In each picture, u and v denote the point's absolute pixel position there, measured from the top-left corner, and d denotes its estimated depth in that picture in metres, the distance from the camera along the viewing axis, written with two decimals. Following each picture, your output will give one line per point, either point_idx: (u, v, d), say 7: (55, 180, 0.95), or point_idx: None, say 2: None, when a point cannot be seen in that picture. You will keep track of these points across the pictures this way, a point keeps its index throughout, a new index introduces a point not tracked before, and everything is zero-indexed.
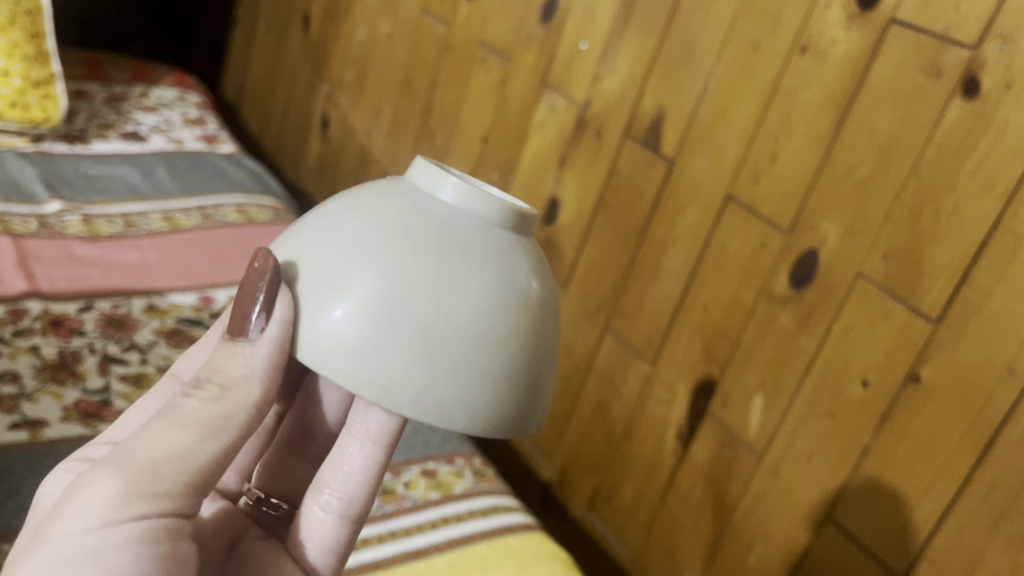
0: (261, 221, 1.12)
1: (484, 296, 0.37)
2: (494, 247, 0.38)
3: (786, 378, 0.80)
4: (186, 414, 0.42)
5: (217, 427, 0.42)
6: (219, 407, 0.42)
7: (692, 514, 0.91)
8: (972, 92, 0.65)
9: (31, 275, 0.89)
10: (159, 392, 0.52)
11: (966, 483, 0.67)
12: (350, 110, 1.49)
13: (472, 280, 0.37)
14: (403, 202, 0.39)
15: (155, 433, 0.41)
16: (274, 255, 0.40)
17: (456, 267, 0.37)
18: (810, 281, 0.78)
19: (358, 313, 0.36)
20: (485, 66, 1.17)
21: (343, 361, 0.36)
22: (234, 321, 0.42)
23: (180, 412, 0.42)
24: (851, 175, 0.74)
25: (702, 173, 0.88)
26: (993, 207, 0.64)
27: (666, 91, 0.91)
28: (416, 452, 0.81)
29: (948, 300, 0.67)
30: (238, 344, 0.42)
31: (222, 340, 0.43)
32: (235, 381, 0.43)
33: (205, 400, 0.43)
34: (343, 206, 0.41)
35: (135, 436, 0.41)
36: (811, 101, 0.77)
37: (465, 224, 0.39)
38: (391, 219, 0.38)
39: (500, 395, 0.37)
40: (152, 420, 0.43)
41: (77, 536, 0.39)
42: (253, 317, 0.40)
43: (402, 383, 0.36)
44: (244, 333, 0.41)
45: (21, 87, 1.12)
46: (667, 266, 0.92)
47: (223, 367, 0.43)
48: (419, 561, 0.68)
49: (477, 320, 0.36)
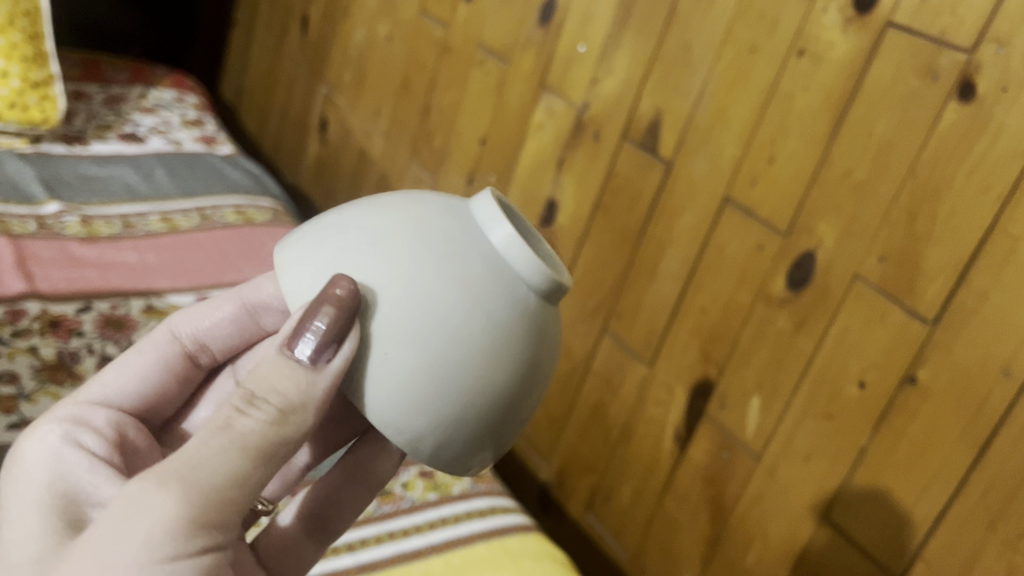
0: (260, 222, 1.12)
1: (515, 359, 0.40)
2: (540, 323, 0.42)
3: (783, 380, 0.81)
4: (242, 436, 0.40)
5: (270, 454, 0.40)
6: (275, 431, 0.40)
7: (689, 515, 0.92)
8: (968, 95, 0.66)
9: (30, 275, 0.89)
10: (155, 349, 0.53)
11: (963, 485, 0.67)
12: (348, 111, 1.49)
13: (518, 361, 0.41)
14: (477, 258, 0.40)
15: (207, 454, 0.39)
16: (354, 283, 0.39)
17: (508, 347, 0.40)
18: (807, 283, 0.78)
19: (401, 353, 0.39)
20: (484, 68, 1.18)
21: (391, 412, 0.39)
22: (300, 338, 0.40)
23: (237, 434, 0.40)
24: (848, 177, 0.74)
25: (699, 176, 0.88)
26: (989, 210, 0.65)
27: (664, 93, 0.91)
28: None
29: (945, 302, 0.68)
30: (302, 368, 0.40)
31: (279, 357, 0.41)
32: (295, 405, 0.40)
33: (264, 422, 0.40)
34: (402, 213, 0.42)
35: (188, 459, 0.39)
36: (808, 103, 0.77)
37: (524, 296, 0.41)
38: (466, 281, 0.39)
39: (496, 443, 0.43)
40: (199, 437, 0.40)
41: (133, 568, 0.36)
42: (320, 347, 0.39)
43: (417, 419, 0.39)
44: (310, 357, 0.40)
45: (20, 88, 1.13)
46: (664, 268, 0.92)
47: (281, 388, 0.40)
48: (417, 562, 0.68)
49: (509, 395, 0.41)
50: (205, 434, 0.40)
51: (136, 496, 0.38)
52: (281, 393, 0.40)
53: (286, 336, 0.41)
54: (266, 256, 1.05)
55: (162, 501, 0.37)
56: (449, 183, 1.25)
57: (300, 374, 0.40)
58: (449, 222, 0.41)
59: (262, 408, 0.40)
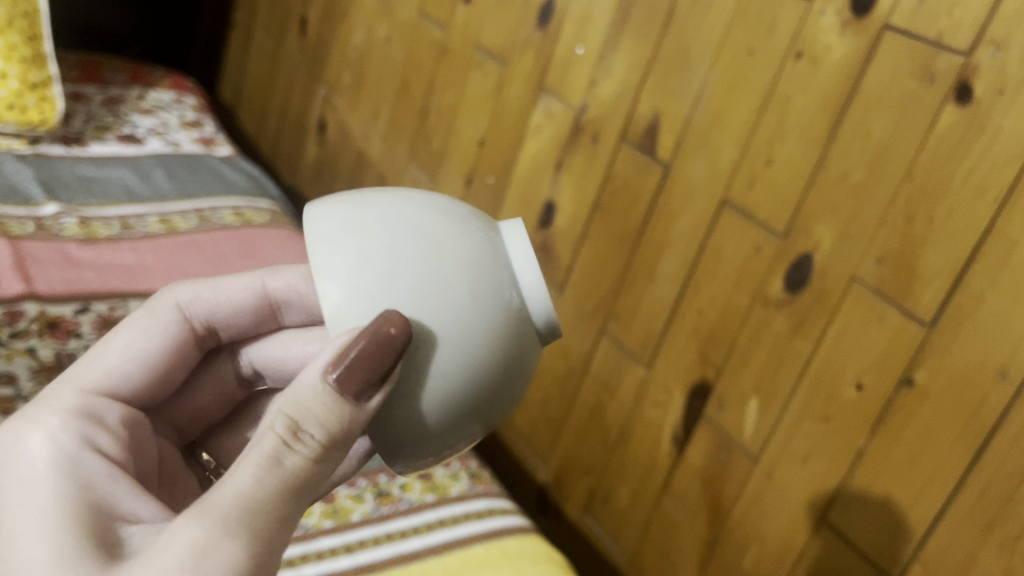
0: (258, 223, 1.12)
1: (506, 394, 0.44)
2: (530, 361, 0.46)
3: (781, 382, 0.81)
4: (284, 472, 0.41)
5: (302, 488, 0.42)
6: (315, 467, 0.42)
7: (686, 516, 0.92)
8: (965, 97, 0.66)
9: (28, 277, 0.89)
10: (161, 323, 0.52)
11: (960, 487, 0.67)
12: (347, 113, 1.49)
13: (508, 395, 0.45)
14: (505, 302, 0.43)
15: (259, 493, 0.40)
16: (408, 324, 0.40)
17: (506, 385, 0.44)
18: (805, 285, 0.78)
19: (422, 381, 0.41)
20: (482, 70, 1.18)
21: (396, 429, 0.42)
22: (349, 378, 0.41)
23: (281, 470, 0.41)
24: (846, 179, 0.75)
25: (697, 178, 0.88)
26: (986, 212, 0.65)
27: (661, 95, 0.92)
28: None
29: (942, 304, 0.68)
30: (345, 406, 0.41)
31: (324, 391, 0.42)
32: (335, 442, 0.42)
33: (307, 456, 0.41)
34: (434, 221, 0.43)
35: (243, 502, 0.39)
36: (806, 106, 0.78)
37: (527, 341, 0.45)
38: (493, 325, 0.42)
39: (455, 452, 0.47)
40: (246, 474, 0.40)
41: None
42: (367, 386, 0.41)
43: (417, 438, 0.43)
44: (357, 397, 0.41)
45: (19, 89, 1.13)
46: (662, 270, 0.93)
47: (326, 424, 0.41)
48: (415, 562, 0.68)
49: (488, 421, 0.45)
50: (248, 466, 0.40)
51: (181, 531, 0.38)
52: (325, 426, 0.41)
53: (329, 367, 0.42)
54: (265, 258, 1.05)
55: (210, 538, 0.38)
56: (448, 185, 1.26)
57: (343, 407, 0.41)
58: (480, 242, 0.44)
59: (305, 442, 0.41)
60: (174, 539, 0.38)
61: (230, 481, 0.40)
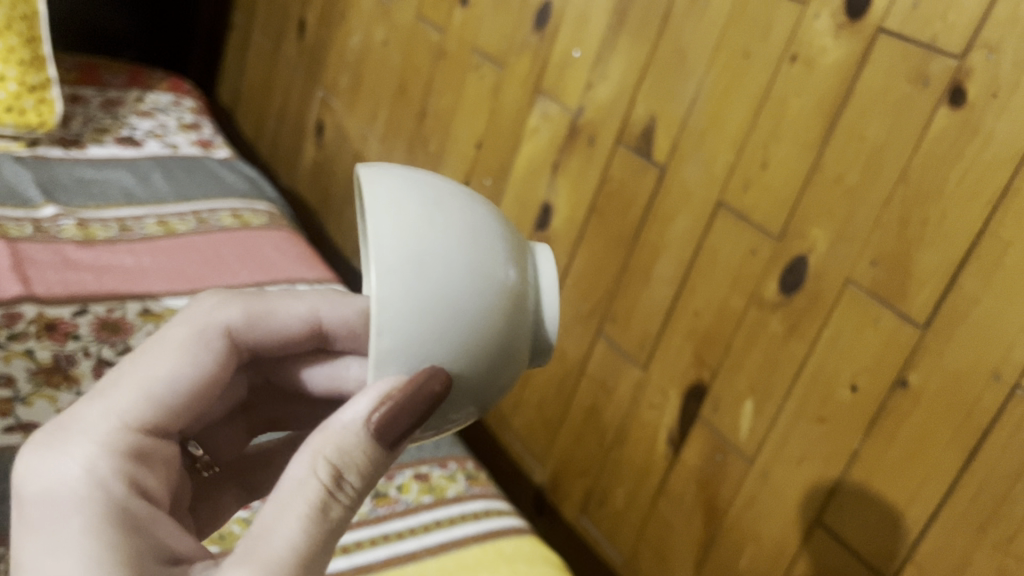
0: (256, 225, 1.13)
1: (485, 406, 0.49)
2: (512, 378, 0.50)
3: (776, 384, 0.81)
4: (327, 521, 0.41)
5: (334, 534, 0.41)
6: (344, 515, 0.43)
7: (683, 518, 0.92)
8: (958, 100, 0.66)
9: (26, 279, 0.90)
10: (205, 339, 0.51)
11: (954, 489, 0.67)
12: (344, 115, 1.49)
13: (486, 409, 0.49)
14: (520, 344, 0.47)
15: (311, 540, 0.40)
16: (445, 379, 0.43)
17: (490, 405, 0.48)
18: (801, 287, 0.79)
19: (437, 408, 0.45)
20: (480, 73, 1.18)
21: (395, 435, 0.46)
22: (389, 424, 0.43)
23: (325, 521, 0.41)
24: (841, 182, 0.75)
25: (693, 180, 0.89)
26: (979, 215, 0.65)
27: (658, 98, 0.92)
28: (407, 455, 0.82)
29: (935, 306, 0.68)
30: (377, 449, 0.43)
31: (360, 436, 0.43)
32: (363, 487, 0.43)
33: (346, 503, 0.42)
34: (473, 250, 0.44)
35: (300, 547, 0.39)
36: (801, 109, 0.78)
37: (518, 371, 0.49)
38: (506, 367, 0.46)
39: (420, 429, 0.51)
40: (294, 520, 0.40)
41: None
42: (405, 429, 0.43)
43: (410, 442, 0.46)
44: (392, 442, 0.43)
45: (17, 92, 1.13)
46: (658, 271, 0.93)
47: (360, 470, 0.43)
48: (412, 563, 0.68)
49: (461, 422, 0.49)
50: (293, 514, 0.40)
51: None
52: (360, 469, 0.43)
53: (364, 412, 0.43)
54: (262, 260, 1.05)
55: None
56: None
57: (374, 449, 0.43)
58: (504, 267, 0.46)
59: (345, 490, 0.42)
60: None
61: (278, 531, 0.39)
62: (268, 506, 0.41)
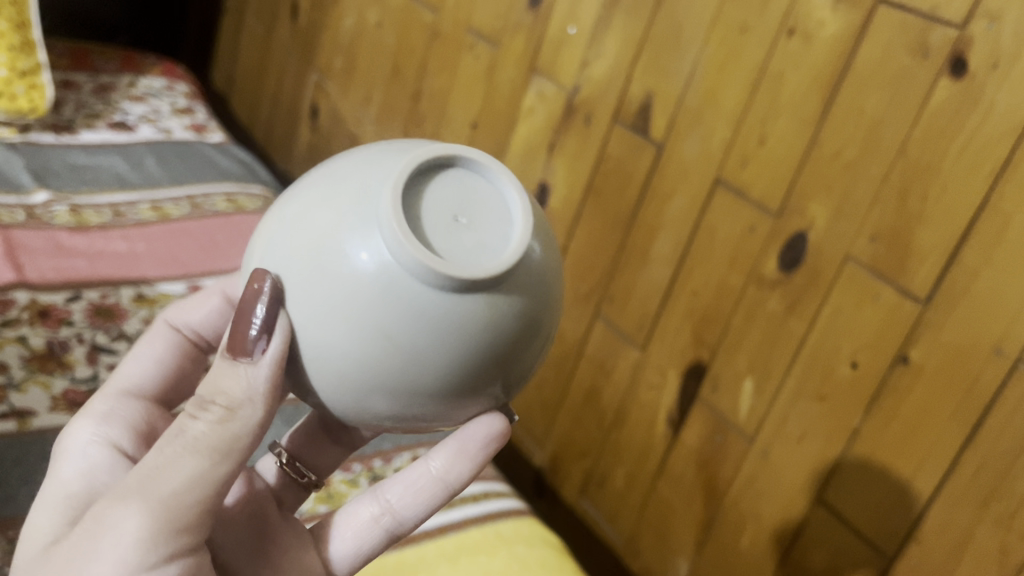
0: (250, 210, 1.12)
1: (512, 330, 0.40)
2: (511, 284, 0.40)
3: (775, 362, 0.80)
4: (188, 440, 0.41)
5: (232, 453, 0.42)
6: (225, 430, 0.42)
7: (683, 499, 0.92)
8: (959, 71, 0.65)
9: (18, 265, 0.90)
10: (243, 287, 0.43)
11: (956, 464, 0.67)
12: (339, 98, 1.48)
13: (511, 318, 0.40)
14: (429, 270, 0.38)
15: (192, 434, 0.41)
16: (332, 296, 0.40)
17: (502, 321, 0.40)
18: (800, 264, 0.78)
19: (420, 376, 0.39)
20: (474, 53, 1.17)
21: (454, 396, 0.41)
22: (234, 338, 0.42)
23: (183, 439, 0.41)
24: (839, 157, 0.74)
25: (690, 157, 0.88)
26: (980, 187, 0.64)
27: (655, 74, 0.91)
28: (390, 442, 0.79)
29: (936, 281, 0.67)
30: (238, 363, 0.42)
31: (221, 359, 0.43)
32: (239, 402, 0.42)
33: (209, 424, 0.42)
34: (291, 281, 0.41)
35: (167, 449, 0.41)
36: (799, 83, 0.77)
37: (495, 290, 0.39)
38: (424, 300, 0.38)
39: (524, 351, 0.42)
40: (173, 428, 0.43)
41: (128, 524, 0.40)
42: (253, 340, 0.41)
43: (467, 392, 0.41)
44: (246, 353, 0.42)
45: (8, 77, 1.13)
46: (656, 250, 0.92)
47: (223, 387, 0.42)
48: (410, 548, 0.68)
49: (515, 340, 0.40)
50: (160, 445, 0.42)
51: (122, 511, 0.40)
52: (227, 394, 0.42)
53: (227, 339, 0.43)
54: None
55: (150, 530, 0.40)
56: None
57: (239, 369, 0.42)
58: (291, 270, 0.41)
59: (210, 411, 0.42)
60: (114, 527, 0.40)
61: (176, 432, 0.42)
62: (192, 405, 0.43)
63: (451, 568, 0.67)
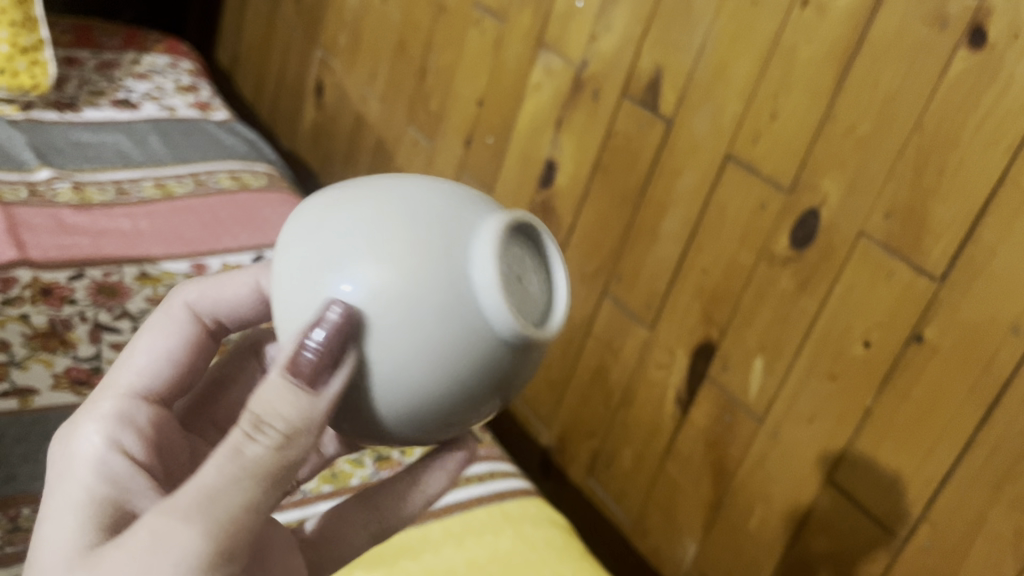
0: (255, 187, 1.11)
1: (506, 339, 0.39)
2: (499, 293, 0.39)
3: (786, 341, 0.79)
4: (243, 465, 0.36)
5: (280, 481, 0.37)
6: (281, 457, 0.36)
7: (691, 479, 0.91)
8: (978, 43, 0.63)
9: (21, 243, 0.89)
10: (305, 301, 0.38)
11: (971, 445, 0.66)
12: (344, 75, 1.46)
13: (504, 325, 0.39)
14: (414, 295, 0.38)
15: (246, 458, 0.36)
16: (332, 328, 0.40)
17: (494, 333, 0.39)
18: (812, 241, 0.76)
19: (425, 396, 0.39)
20: (480, 28, 1.15)
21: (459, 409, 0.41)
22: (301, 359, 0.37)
23: (240, 463, 0.36)
24: (853, 132, 0.72)
25: (700, 133, 0.86)
26: (998, 162, 0.63)
27: (664, 48, 0.89)
28: None
29: (952, 258, 0.66)
30: (300, 385, 0.37)
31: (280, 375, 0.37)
32: (302, 427, 0.36)
33: (265, 449, 0.36)
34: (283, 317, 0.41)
35: (218, 471, 0.36)
36: (812, 56, 0.75)
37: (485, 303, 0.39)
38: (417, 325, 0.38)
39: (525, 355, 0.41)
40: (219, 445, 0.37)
41: (173, 555, 0.34)
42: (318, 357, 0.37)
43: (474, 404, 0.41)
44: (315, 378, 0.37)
45: (9, 54, 1.11)
46: (665, 228, 0.90)
47: (282, 409, 0.36)
48: (416, 528, 0.67)
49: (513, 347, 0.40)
50: (209, 464, 0.36)
51: (164, 536, 0.34)
52: (290, 416, 0.36)
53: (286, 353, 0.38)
54: (262, 223, 1.04)
55: (202, 561, 0.34)
56: (447, 146, 1.23)
57: (303, 395, 0.37)
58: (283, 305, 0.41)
59: (268, 433, 0.36)
60: (158, 554, 0.34)
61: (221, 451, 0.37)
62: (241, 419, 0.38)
63: (457, 548, 0.66)
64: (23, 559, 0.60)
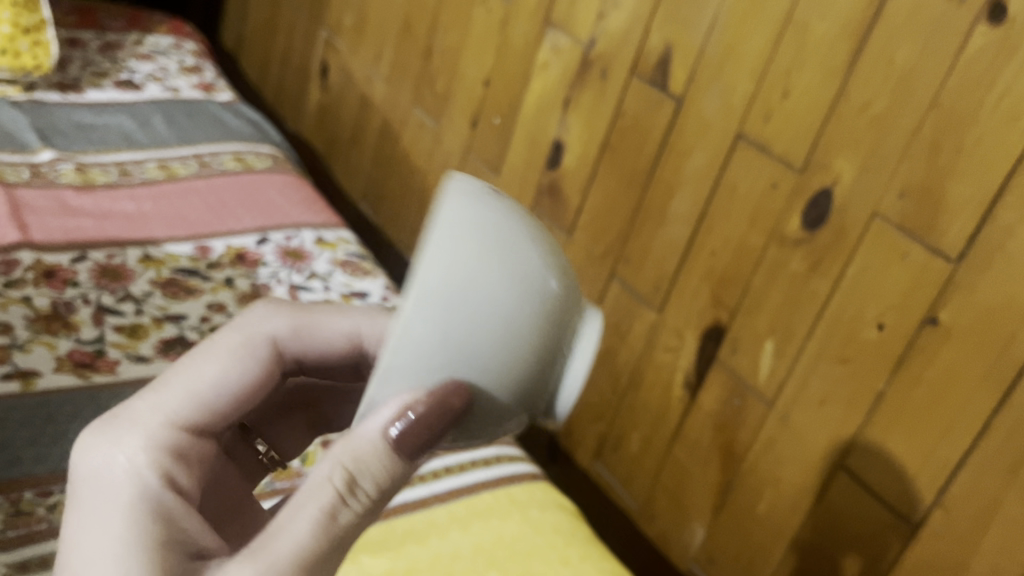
0: (259, 169, 1.10)
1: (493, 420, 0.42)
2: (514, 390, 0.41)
3: (797, 323, 0.78)
4: (334, 526, 0.39)
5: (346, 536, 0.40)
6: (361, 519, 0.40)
7: (700, 464, 0.90)
8: (998, 17, 0.62)
9: (24, 224, 0.89)
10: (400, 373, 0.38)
11: (986, 429, 0.64)
12: (349, 56, 1.45)
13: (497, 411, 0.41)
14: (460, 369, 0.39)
15: (334, 522, 0.39)
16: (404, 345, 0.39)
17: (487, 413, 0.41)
18: (824, 222, 0.75)
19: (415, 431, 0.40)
20: (486, 7, 1.13)
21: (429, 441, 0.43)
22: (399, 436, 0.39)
23: (332, 528, 0.39)
24: (867, 110, 0.71)
25: (710, 113, 0.84)
26: (1017, 140, 0.61)
27: (674, 26, 0.87)
28: None
29: (969, 239, 0.65)
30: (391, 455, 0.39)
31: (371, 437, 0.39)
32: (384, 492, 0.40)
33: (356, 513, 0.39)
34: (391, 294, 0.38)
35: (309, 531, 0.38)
36: (825, 33, 0.73)
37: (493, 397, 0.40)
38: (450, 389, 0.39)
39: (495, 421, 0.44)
40: (299, 503, 0.39)
41: None
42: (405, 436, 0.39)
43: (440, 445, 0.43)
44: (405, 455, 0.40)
45: (11, 34, 1.10)
46: (674, 209, 0.89)
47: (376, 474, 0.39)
48: (421, 511, 0.66)
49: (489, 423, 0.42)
50: (303, 519, 0.38)
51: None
52: (379, 482, 0.40)
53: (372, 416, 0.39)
54: (266, 205, 1.03)
55: None
56: (453, 127, 1.22)
57: (394, 465, 0.40)
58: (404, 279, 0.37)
59: (358, 497, 0.39)
60: None
61: (307, 509, 0.38)
62: (314, 474, 0.39)
63: (462, 532, 0.66)
64: (24, 543, 0.60)
